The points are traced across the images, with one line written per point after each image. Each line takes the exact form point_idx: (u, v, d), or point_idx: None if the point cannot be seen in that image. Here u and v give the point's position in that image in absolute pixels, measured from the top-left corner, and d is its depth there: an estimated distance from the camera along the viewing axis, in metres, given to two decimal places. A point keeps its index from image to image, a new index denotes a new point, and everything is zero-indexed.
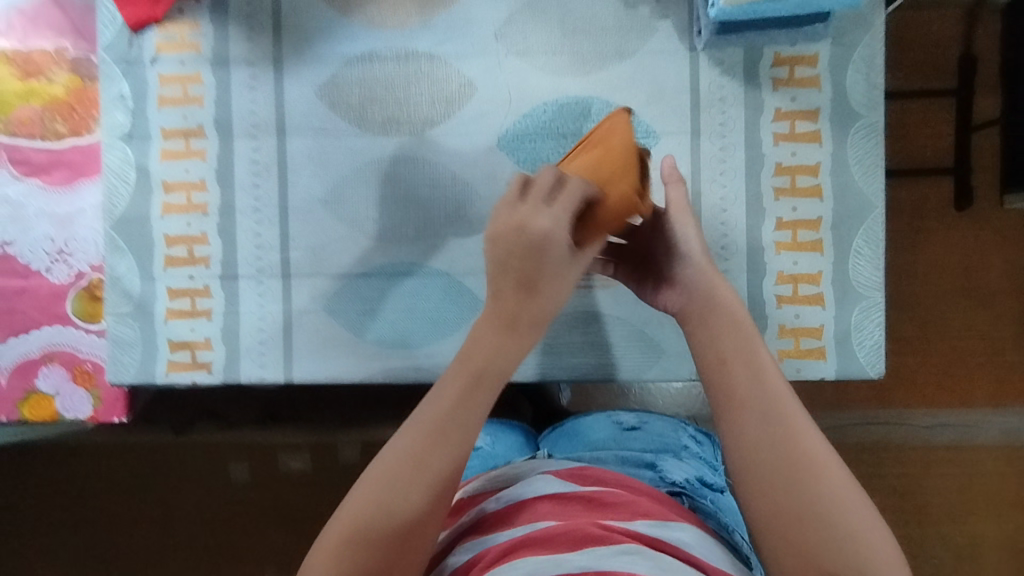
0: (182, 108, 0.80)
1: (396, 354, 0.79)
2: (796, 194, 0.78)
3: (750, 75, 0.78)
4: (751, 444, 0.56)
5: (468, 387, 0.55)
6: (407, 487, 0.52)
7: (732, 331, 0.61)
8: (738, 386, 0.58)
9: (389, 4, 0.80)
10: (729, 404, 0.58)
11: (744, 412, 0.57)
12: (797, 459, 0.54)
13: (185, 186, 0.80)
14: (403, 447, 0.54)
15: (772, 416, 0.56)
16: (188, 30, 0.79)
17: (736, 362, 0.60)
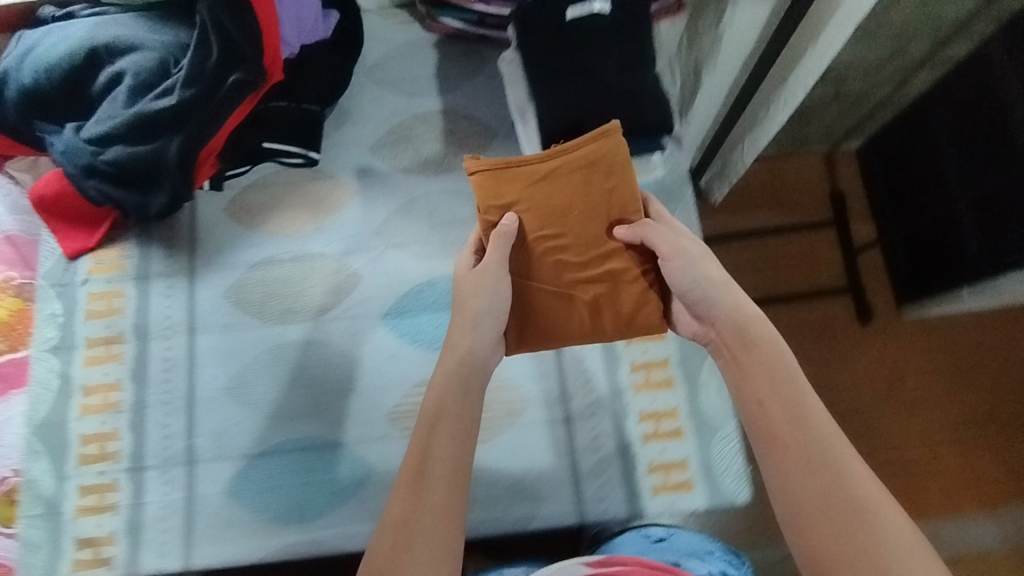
0: (106, 319, 0.91)
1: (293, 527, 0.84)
2: (644, 340, 0.89)
3: None
4: (788, 455, 0.61)
5: (456, 394, 0.67)
6: (432, 472, 0.62)
7: (759, 354, 0.66)
8: (771, 394, 0.64)
9: (287, 216, 0.95)
10: (766, 424, 0.63)
11: (780, 433, 0.62)
12: (825, 475, 0.59)
13: (103, 387, 0.89)
14: (413, 456, 0.64)
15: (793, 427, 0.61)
16: (117, 254, 0.94)
17: (757, 376, 0.65)
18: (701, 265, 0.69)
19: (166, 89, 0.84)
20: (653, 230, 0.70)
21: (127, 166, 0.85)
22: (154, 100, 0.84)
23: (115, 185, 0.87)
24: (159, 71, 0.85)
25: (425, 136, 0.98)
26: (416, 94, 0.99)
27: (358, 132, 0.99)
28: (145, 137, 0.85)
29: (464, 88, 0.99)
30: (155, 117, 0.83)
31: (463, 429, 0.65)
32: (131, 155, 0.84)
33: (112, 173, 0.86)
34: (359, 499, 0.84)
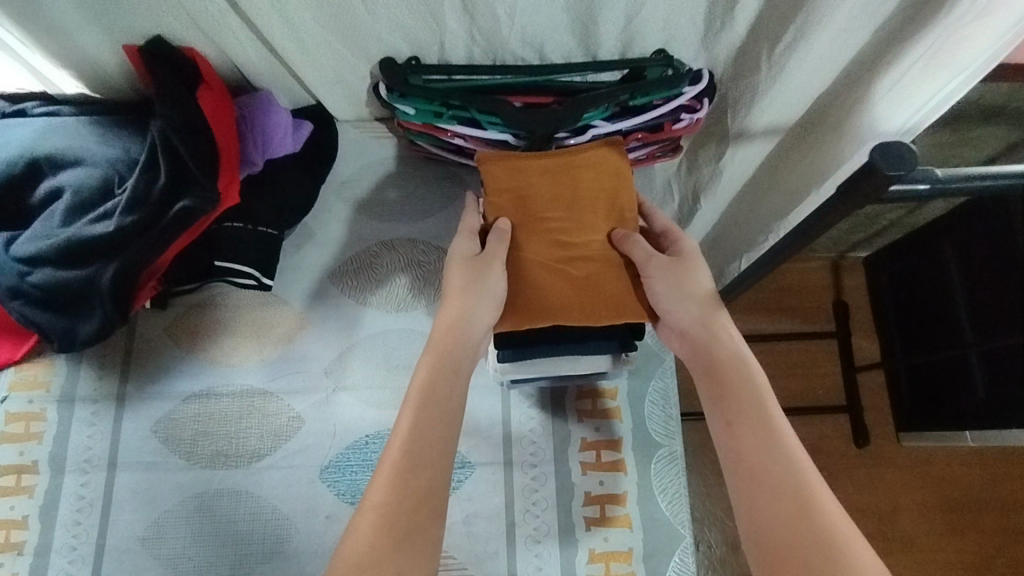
0: (20, 444, 0.83)
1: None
2: (606, 525, 0.80)
3: (557, 408, 0.85)
4: (772, 491, 0.57)
5: (447, 381, 0.66)
6: (418, 469, 0.60)
7: (744, 393, 0.63)
8: (748, 438, 0.61)
9: (231, 344, 0.88)
10: (761, 456, 0.59)
11: (751, 463, 0.59)
12: (784, 506, 0.56)
13: (6, 523, 0.80)
14: (397, 440, 0.61)
15: (769, 468, 0.58)
16: (43, 370, 0.86)
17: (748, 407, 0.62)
18: (679, 274, 0.70)
19: (105, 212, 0.78)
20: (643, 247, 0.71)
21: (54, 290, 0.78)
22: (91, 223, 0.78)
23: (39, 308, 0.79)
24: (101, 191, 0.79)
25: (389, 266, 0.92)
26: (385, 219, 0.94)
27: (319, 255, 0.92)
28: (78, 261, 0.78)
29: (436, 218, 0.94)
30: (90, 242, 0.77)
31: (437, 416, 0.63)
32: (60, 279, 0.78)
33: (37, 296, 0.79)
34: None
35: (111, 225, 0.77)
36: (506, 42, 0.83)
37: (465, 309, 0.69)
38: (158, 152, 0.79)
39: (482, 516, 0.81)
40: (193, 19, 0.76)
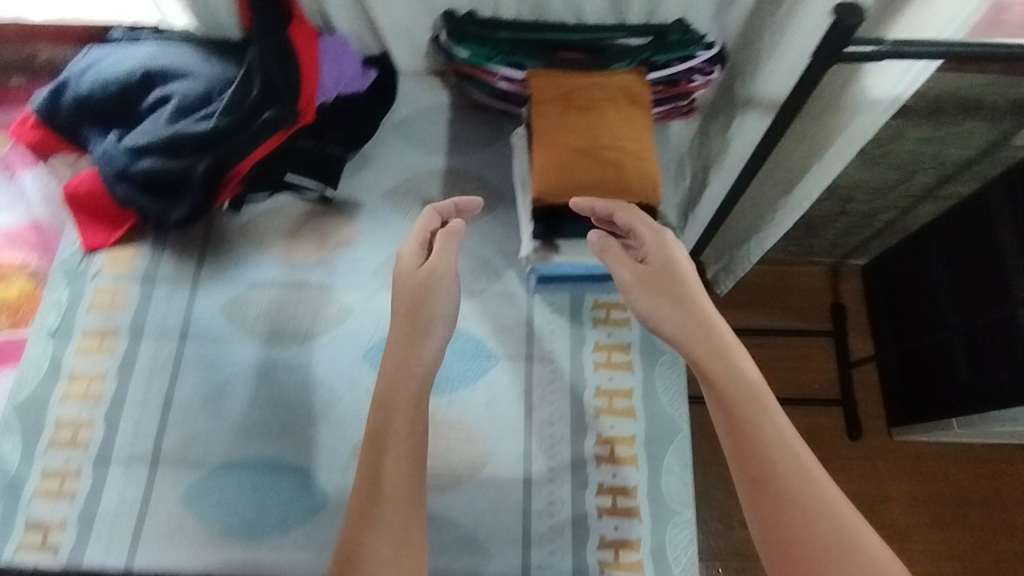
0: (106, 313, 0.96)
1: (239, 546, 0.84)
2: (614, 414, 0.91)
3: (575, 315, 0.96)
4: (771, 481, 0.70)
5: (384, 392, 0.78)
6: (384, 489, 0.73)
7: (737, 394, 0.74)
8: (743, 438, 0.73)
9: (293, 245, 1.01)
10: (757, 450, 0.72)
11: (757, 462, 0.71)
12: (788, 501, 0.69)
13: (88, 376, 0.92)
14: (380, 431, 0.77)
15: (766, 458, 0.71)
16: (130, 255, 0.99)
17: (733, 404, 0.74)
18: (660, 284, 0.82)
19: (205, 116, 0.93)
20: (625, 262, 0.83)
21: (156, 177, 0.92)
22: (193, 124, 0.92)
23: (141, 192, 0.93)
24: (203, 99, 0.94)
25: (435, 191, 1.05)
26: (433, 153, 1.08)
27: (375, 178, 1.06)
28: (178, 155, 0.93)
29: (478, 156, 1.08)
30: (191, 138, 0.92)
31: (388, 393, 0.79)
32: (163, 168, 0.92)
33: (141, 181, 0.92)
34: (308, 525, 0.85)
35: (211, 125, 0.92)
36: (549, 3, 0.99)
37: (435, 310, 0.83)
38: (254, 69, 0.94)
39: (503, 399, 0.92)
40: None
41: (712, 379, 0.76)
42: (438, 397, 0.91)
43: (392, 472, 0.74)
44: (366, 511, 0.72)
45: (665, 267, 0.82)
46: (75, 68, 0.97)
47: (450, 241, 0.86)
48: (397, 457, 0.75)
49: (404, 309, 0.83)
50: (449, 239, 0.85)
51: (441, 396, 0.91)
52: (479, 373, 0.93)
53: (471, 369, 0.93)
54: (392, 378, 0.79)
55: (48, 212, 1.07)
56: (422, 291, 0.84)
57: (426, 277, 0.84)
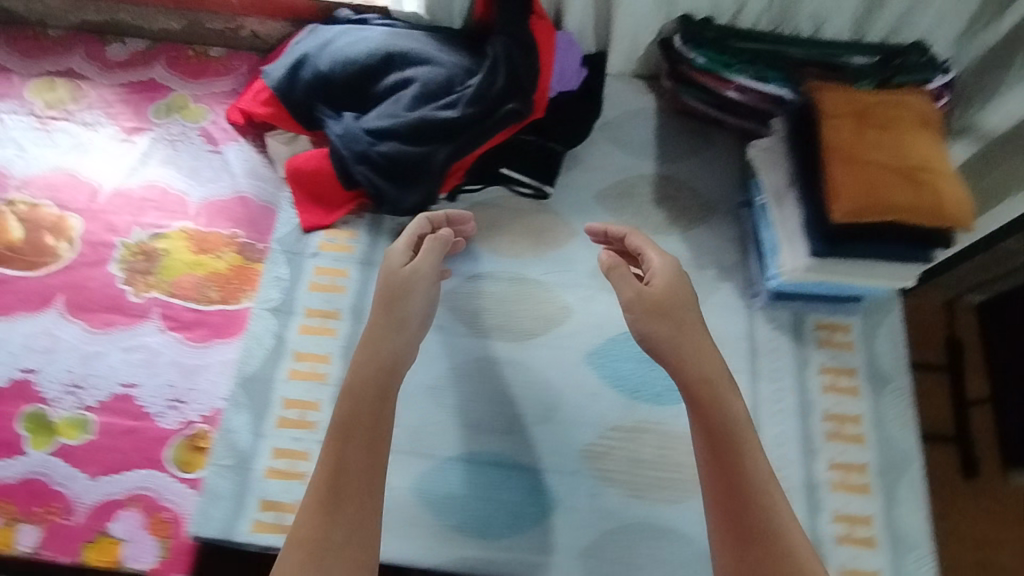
0: (327, 294, 0.94)
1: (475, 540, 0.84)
2: (843, 440, 0.90)
3: (798, 334, 0.95)
4: (753, 515, 0.71)
5: (374, 376, 0.76)
6: (348, 475, 0.72)
7: (705, 436, 0.75)
8: (711, 486, 0.74)
9: (509, 239, 0.99)
10: (735, 485, 0.73)
11: (732, 508, 0.72)
12: (758, 546, 0.70)
13: (313, 357, 0.91)
14: (337, 426, 0.74)
15: (736, 503, 0.72)
16: (349, 236, 0.98)
17: (710, 450, 0.75)
18: (663, 312, 0.80)
19: (449, 103, 0.92)
20: (624, 280, 0.82)
21: (395, 161, 0.91)
22: (437, 111, 0.91)
23: (376, 175, 0.92)
24: (445, 86, 0.93)
25: (648, 197, 1.03)
26: (644, 158, 1.06)
27: (587, 177, 1.04)
28: (418, 141, 0.91)
29: (688, 163, 1.07)
30: (435, 124, 0.91)
31: (383, 390, 0.76)
32: (403, 153, 0.91)
33: (378, 164, 0.91)
34: (542, 529, 0.85)
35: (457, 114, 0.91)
36: (792, 16, 0.97)
37: (407, 310, 0.79)
38: (502, 58, 0.92)
39: None
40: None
41: (699, 415, 0.76)
42: (664, 407, 0.91)
43: (366, 456, 0.73)
44: (323, 504, 0.70)
45: (642, 287, 0.81)
46: (312, 46, 0.96)
47: (440, 249, 0.83)
48: (361, 448, 0.73)
49: (380, 305, 0.80)
50: (438, 243, 0.83)
51: (669, 407, 0.91)
52: None
53: None
54: (364, 368, 0.76)
55: (254, 187, 1.06)
56: (400, 291, 0.80)
57: (402, 279, 0.80)
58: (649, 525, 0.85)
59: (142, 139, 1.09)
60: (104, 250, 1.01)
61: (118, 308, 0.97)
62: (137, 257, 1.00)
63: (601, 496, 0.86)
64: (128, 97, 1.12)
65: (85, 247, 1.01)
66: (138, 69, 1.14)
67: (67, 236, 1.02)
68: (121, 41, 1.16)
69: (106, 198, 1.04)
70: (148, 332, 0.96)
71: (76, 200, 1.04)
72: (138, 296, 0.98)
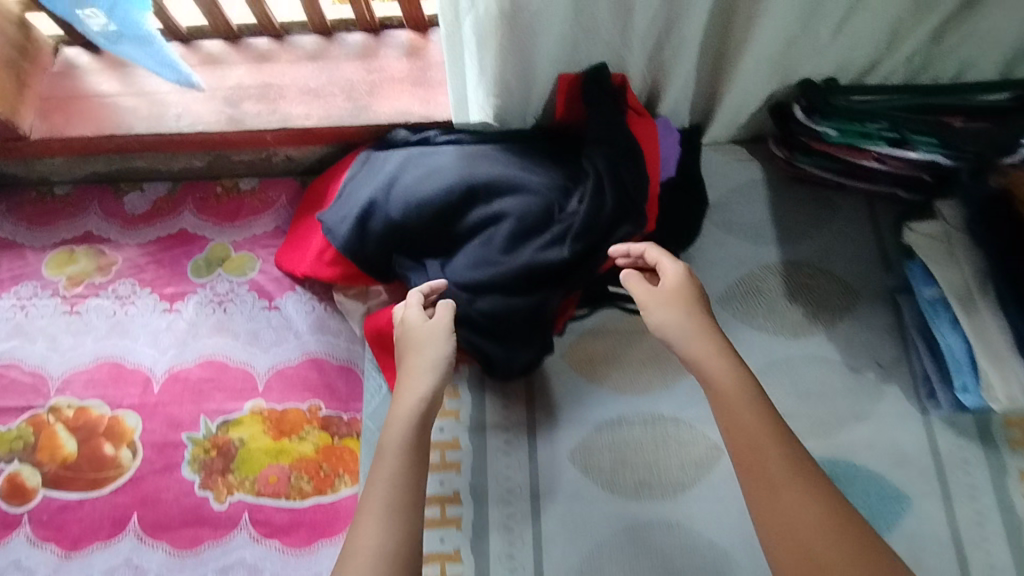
0: (440, 473, 0.82)
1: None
2: None
3: (987, 438, 0.81)
4: (800, 500, 0.61)
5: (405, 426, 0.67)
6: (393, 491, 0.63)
7: (740, 430, 0.65)
8: (748, 483, 0.64)
9: (633, 373, 0.86)
10: (772, 471, 0.63)
11: (782, 494, 0.62)
12: (819, 521, 0.60)
13: (439, 556, 0.78)
14: (375, 490, 0.64)
15: (782, 484, 0.62)
16: (449, 397, 0.85)
17: (739, 442, 0.65)
18: (671, 307, 0.72)
19: (553, 243, 0.77)
20: (644, 287, 0.74)
21: (497, 318, 0.77)
22: (539, 253, 0.76)
23: (476, 334, 0.78)
24: (543, 217, 0.78)
25: (780, 292, 0.89)
26: (766, 243, 0.91)
27: (703, 280, 0.90)
28: (521, 292, 0.77)
29: (817, 239, 0.91)
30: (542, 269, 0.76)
31: (416, 447, 0.67)
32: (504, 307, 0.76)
33: (479, 323, 0.78)
34: None
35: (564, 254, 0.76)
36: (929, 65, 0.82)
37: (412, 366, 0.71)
38: (609, 181, 0.77)
39: (931, 551, 0.77)
40: (660, 37, 0.76)
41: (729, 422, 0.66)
42: None
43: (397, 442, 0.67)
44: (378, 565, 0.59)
45: (658, 290, 0.73)
46: (376, 187, 0.82)
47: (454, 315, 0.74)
48: (405, 510, 0.63)
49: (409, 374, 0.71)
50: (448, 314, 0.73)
51: None
52: (893, 518, 0.79)
53: (884, 515, 0.79)
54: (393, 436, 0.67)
55: (325, 345, 0.92)
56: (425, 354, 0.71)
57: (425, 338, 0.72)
58: None
59: (186, 307, 0.95)
60: (172, 451, 0.88)
61: (202, 519, 0.85)
62: (212, 454, 0.88)
63: None
64: (160, 256, 0.97)
65: (150, 451, 0.88)
66: (164, 221, 0.99)
67: (127, 440, 0.89)
68: (140, 189, 1.01)
69: (161, 385, 0.91)
70: (242, 545, 0.84)
71: (128, 395, 0.91)
72: (222, 502, 0.86)
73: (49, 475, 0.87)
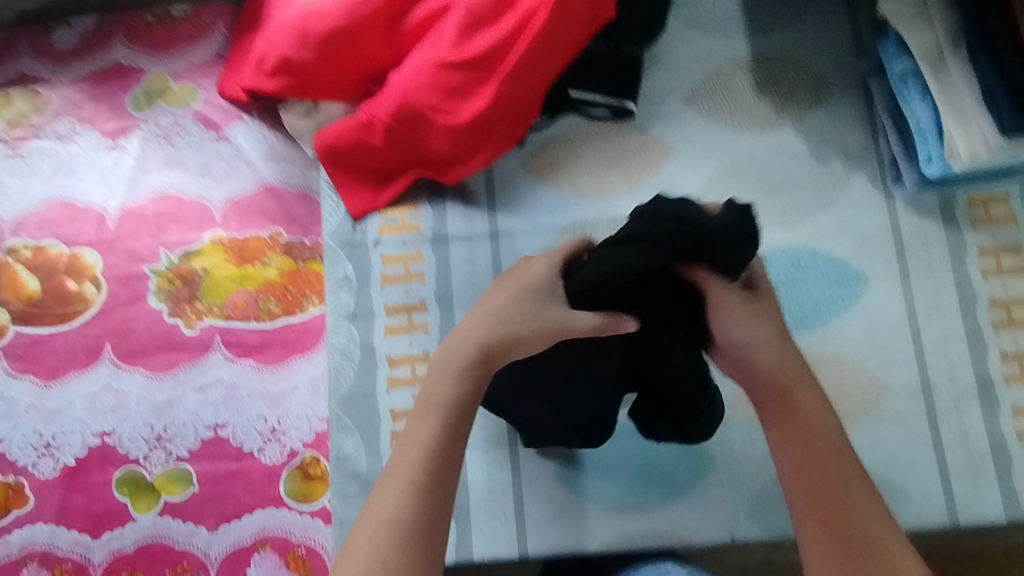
0: (404, 284, 0.82)
1: (634, 518, 0.77)
2: (1016, 328, 0.78)
3: (950, 217, 0.80)
4: (848, 527, 0.59)
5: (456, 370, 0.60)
6: (421, 445, 0.59)
7: (808, 444, 0.61)
8: (794, 481, 0.61)
9: (596, 177, 0.83)
10: (823, 479, 0.60)
11: (824, 492, 0.60)
12: (861, 533, 0.58)
13: (410, 359, 0.81)
14: (408, 448, 0.59)
15: (833, 502, 0.59)
16: (409, 212, 0.83)
17: (796, 454, 0.62)
18: (753, 314, 0.62)
19: (502, 49, 0.74)
20: (720, 291, 0.60)
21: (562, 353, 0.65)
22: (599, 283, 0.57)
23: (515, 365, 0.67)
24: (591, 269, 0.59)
25: (747, 87, 0.85)
26: (731, 36, 0.87)
27: (667, 79, 0.86)
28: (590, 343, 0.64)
29: (789, 31, 0.87)
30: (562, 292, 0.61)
31: (461, 409, 0.60)
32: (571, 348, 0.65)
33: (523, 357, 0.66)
34: (701, 492, 0.77)
35: (661, 255, 0.55)
36: None
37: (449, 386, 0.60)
38: None
39: (884, 325, 0.79)
40: None
41: (796, 420, 0.62)
42: (810, 332, 0.79)
43: (449, 381, 0.60)
44: (388, 530, 0.55)
45: (737, 298, 0.60)
46: None
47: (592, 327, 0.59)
48: (429, 479, 0.57)
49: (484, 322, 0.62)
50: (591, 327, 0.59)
51: (815, 328, 0.79)
52: (851, 298, 0.80)
53: (842, 296, 0.80)
54: (443, 387, 0.60)
55: (279, 172, 0.90)
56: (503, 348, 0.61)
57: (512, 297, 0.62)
58: None
59: (131, 142, 0.91)
60: (136, 284, 0.88)
61: (176, 345, 0.87)
62: (176, 284, 0.88)
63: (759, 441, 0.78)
64: (98, 92, 0.93)
65: (114, 285, 0.88)
66: (98, 56, 0.94)
67: (88, 276, 0.88)
68: (66, 24, 0.95)
69: (116, 222, 0.89)
70: (218, 365, 0.86)
71: (83, 232, 0.89)
72: (194, 328, 0.87)
73: (16, 313, 0.88)
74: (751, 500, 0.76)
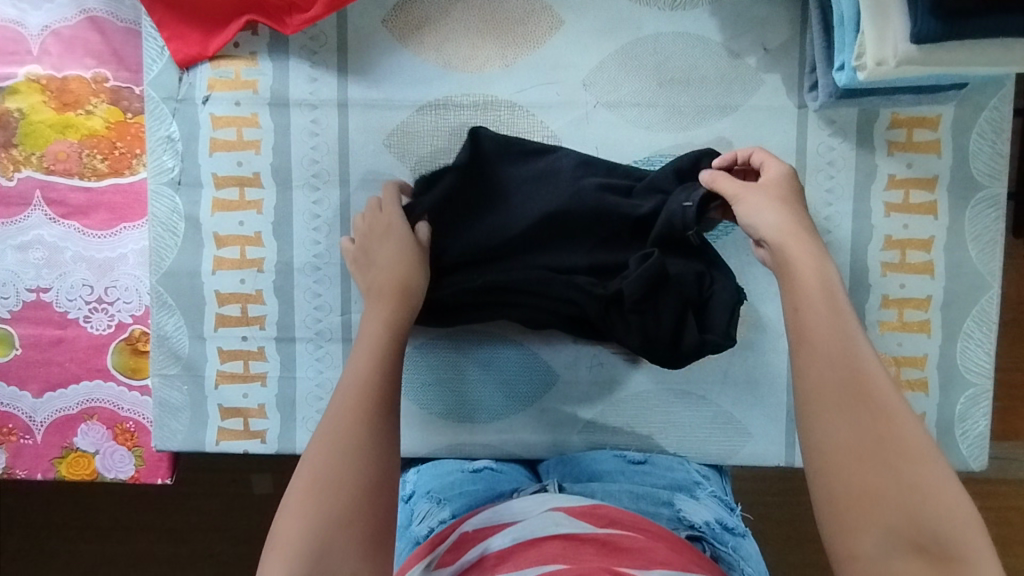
0: (236, 153, 0.72)
1: (472, 387, 0.74)
2: (904, 271, 0.71)
3: (864, 138, 0.70)
4: (868, 431, 0.43)
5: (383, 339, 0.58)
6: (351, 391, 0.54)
7: (818, 316, 0.48)
8: (813, 366, 0.46)
9: (467, 46, 0.70)
10: (833, 364, 0.46)
11: (836, 369, 0.45)
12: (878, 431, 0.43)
13: (238, 239, 0.73)
14: (337, 405, 0.53)
15: (853, 389, 0.45)
16: (244, 66, 0.71)
17: (816, 332, 0.47)
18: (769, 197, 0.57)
19: None
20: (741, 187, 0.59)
21: (512, 190, 0.67)
22: (585, 207, 0.65)
23: (481, 259, 0.67)
24: (610, 198, 0.65)
25: None
26: None
27: None
28: (528, 141, 0.69)
29: None
30: (455, 232, 0.67)
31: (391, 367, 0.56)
32: (526, 176, 0.68)
33: (493, 254, 0.67)
34: (538, 408, 0.74)
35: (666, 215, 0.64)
36: None
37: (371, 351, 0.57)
38: None
39: None
40: None
41: (804, 303, 0.49)
42: None
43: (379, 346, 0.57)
44: (330, 484, 0.48)
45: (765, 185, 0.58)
46: None
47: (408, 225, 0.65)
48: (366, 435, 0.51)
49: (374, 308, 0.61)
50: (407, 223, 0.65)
51: None
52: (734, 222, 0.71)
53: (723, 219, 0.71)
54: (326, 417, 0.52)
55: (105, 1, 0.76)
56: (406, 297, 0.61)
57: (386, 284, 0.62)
58: (654, 388, 0.73)
59: None
60: None
61: None
62: None
63: (605, 363, 0.73)
64: None
65: None
66: None
67: None
68: None
69: None
70: (39, 225, 0.77)
71: None
72: (10, 179, 0.77)
73: None
74: (587, 420, 0.74)
